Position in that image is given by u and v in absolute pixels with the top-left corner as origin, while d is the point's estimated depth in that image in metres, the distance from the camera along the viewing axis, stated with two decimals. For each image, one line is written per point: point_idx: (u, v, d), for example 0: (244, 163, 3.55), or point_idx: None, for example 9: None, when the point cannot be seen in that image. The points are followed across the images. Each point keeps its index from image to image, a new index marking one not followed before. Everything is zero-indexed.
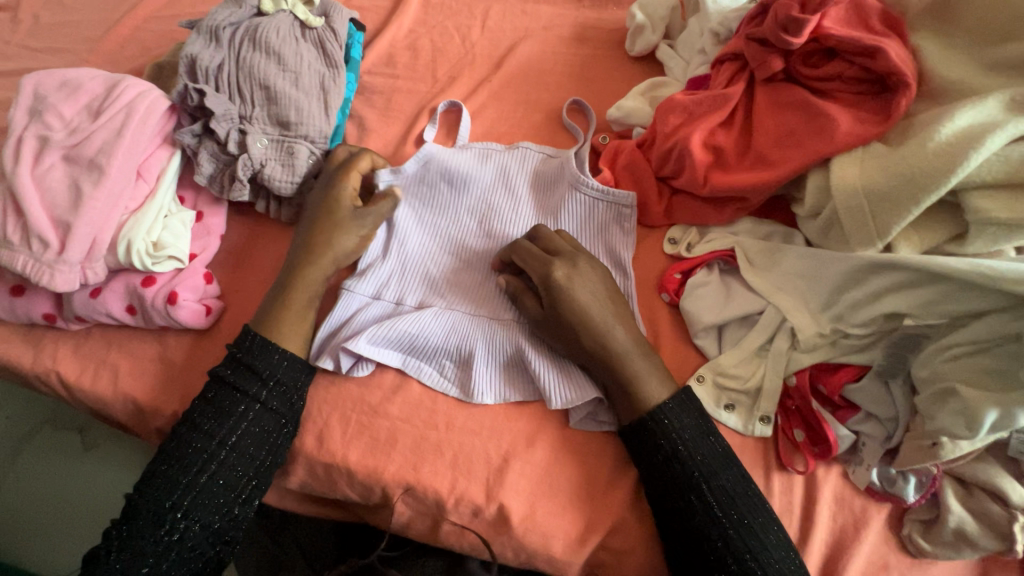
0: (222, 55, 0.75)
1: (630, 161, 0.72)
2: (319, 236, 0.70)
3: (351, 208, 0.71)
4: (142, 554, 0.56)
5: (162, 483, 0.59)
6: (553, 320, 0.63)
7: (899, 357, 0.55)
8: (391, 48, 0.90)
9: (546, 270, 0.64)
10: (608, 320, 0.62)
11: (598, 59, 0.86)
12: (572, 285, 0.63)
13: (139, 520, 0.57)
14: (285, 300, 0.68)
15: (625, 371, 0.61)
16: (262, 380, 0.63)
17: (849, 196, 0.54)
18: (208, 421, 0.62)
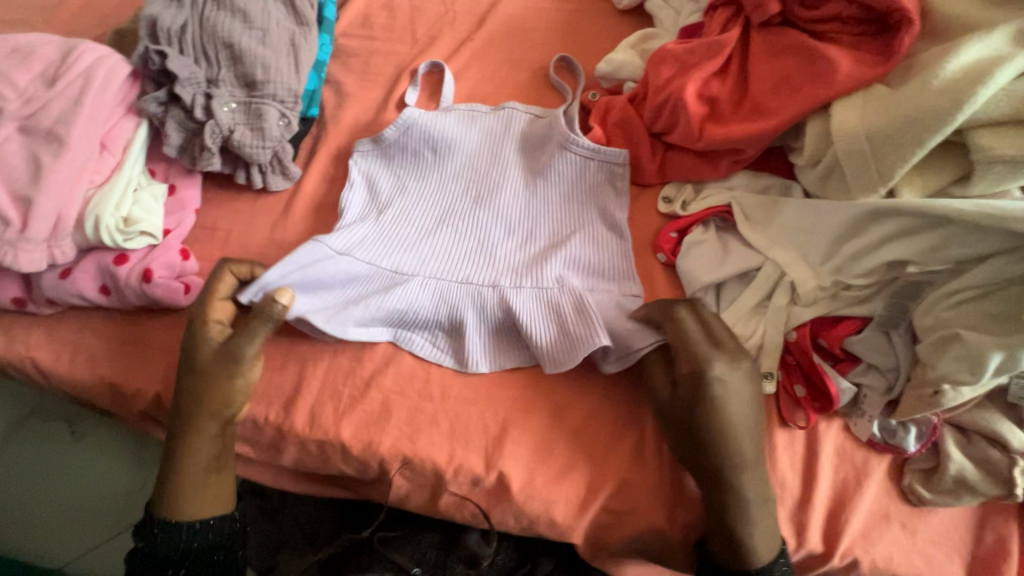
0: (185, 16, 0.70)
1: (622, 118, 0.69)
2: (194, 395, 0.60)
3: (215, 349, 0.61)
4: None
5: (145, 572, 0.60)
6: (680, 413, 0.56)
7: (899, 306, 0.54)
8: (366, 8, 0.86)
9: (698, 361, 0.54)
10: (737, 416, 0.54)
11: (585, 14, 0.82)
12: (722, 393, 0.54)
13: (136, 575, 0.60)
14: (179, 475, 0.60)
15: (727, 422, 0.53)
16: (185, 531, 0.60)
17: (850, 140, 0.52)
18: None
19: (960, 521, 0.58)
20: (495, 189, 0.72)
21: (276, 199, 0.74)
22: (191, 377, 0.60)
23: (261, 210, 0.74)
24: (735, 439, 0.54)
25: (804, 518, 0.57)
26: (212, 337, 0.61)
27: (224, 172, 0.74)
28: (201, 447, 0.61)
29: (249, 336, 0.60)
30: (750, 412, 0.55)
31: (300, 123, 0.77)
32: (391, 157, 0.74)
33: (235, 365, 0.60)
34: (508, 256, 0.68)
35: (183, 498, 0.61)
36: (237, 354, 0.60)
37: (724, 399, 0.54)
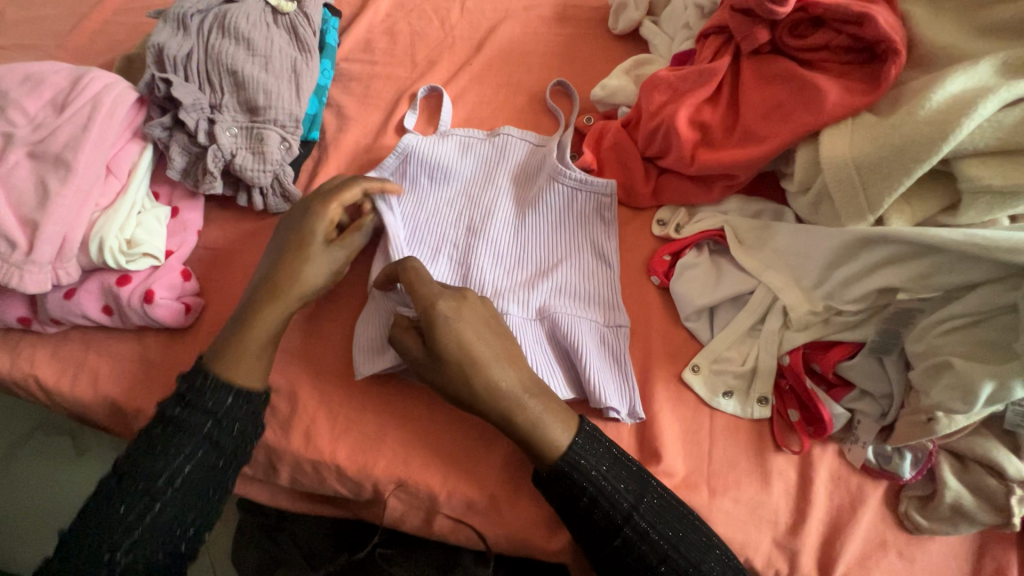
0: (191, 43, 0.72)
1: (615, 142, 0.70)
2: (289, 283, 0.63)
3: (322, 244, 0.65)
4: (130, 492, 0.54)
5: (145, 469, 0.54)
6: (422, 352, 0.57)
7: (892, 332, 0.54)
8: (368, 33, 0.88)
9: (427, 301, 0.57)
10: (472, 339, 0.56)
11: (581, 39, 0.83)
12: (451, 319, 0.57)
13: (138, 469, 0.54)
14: (240, 339, 0.60)
15: (455, 344, 0.55)
16: (210, 418, 0.57)
17: (839, 168, 0.52)
18: (148, 458, 0.55)
19: (958, 550, 0.57)
20: (485, 215, 0.72)
21: (277, 220, 0.75)
22: (295, 262, 0.64)
23: (262, 231, 0.75)
24: (486, 366, 0.56)
25: (797, 545, 0.57)
26: (323, 231, 0.65)
27: (226, 194, 0.76)
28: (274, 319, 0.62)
29: (350, 245, 0.67)
30: (485, 341, 0.57)
31: (301, 146, 0.79)
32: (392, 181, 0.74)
33: (335, 263, 0.66)
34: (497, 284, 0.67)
35: (242, 356, 0.60)
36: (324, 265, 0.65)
37: (454, 328, 0.56)
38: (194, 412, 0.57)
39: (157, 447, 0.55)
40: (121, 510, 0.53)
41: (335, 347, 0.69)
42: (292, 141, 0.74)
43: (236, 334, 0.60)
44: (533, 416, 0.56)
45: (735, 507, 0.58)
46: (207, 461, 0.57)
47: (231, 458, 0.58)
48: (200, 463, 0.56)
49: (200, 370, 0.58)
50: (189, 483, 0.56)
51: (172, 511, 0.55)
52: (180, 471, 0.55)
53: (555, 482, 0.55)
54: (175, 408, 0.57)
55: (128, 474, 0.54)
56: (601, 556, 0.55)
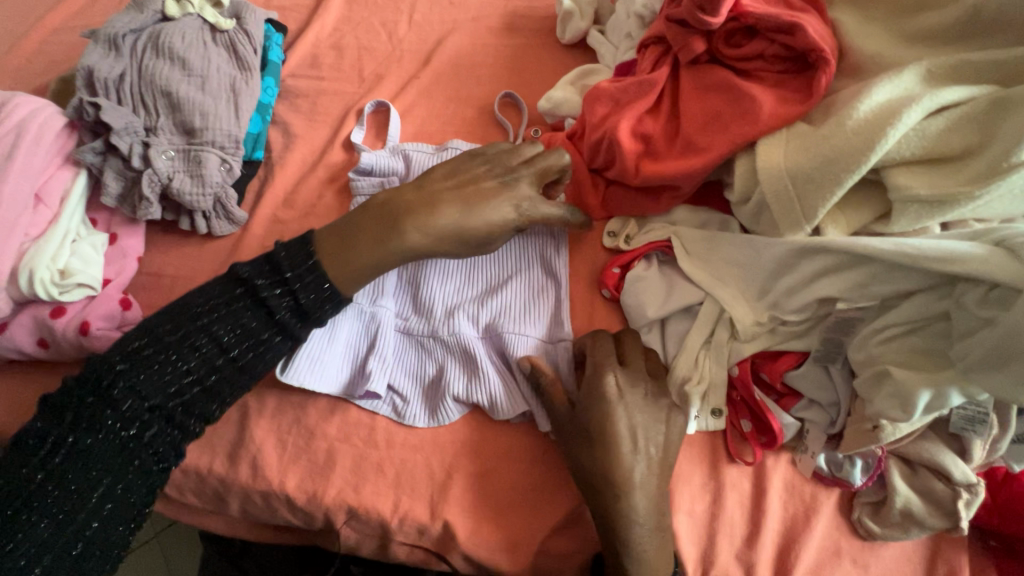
0: (123, 65, 0.70)
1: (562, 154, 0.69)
2: (451, 201, 0.59)
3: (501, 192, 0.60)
4: (174, 374, 0.55)
5: (192, 352, 0.56)
6: (574, 429, 0.57)
7: (834, 342, 0.54)
8: (315, 48, 0.86)
9: (600, 382, 0.57)
10: (625, 420, 0.57)
11: (530, 49, 0.82)
12: (617, 400, 0.57)
13: (194, 343, 0.56)
14: (422, 250, 0.59)
15: (613, 429, 0.56)
16: (246, 335, 0.57)
17: (774, 178, 0.52)
18: (203, 329, 0.56)
19: (913, 555, 0.57)
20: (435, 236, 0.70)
21: (222, 243, 0.73)
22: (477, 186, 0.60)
23: (207, 255, 0.73)
24: (620, 450, 0.56)
25: (750, 556, 0.57)
26: (518, 156, 0.62)
27: (167, 219, 0.73)
28: (418, 241, 0.59)
29: (530, 175, 0.61)
30: (635, 427, 0.57)
31: (246, 166, 0.77)
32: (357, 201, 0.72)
33: (511, 190, 0.60)
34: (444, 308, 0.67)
35: (353, 258, 0.58)
36: (512, 186, 0.60)
37: (611, 413, 0.56)
38: (231, 323, 0.57)
39: (184, 336, 0.56)
40: (130, 405, 0.53)
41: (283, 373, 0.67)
42: (233, 162, 0.72)
43: (360, 234, 0.59)
44: (635, 520, 0.54)
45: (688, 521, 0.58)
46: (266, 350, 0.58)
47: (250, 377, 0.58)
48: (231, 379, 0.57)
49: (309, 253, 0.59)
50: (214, 384, 0.57)
51: (176, 416, 0.55)
52: (202, 382, 0.56)
53: None
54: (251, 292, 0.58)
55: (147, 364, 0.54)
56: None
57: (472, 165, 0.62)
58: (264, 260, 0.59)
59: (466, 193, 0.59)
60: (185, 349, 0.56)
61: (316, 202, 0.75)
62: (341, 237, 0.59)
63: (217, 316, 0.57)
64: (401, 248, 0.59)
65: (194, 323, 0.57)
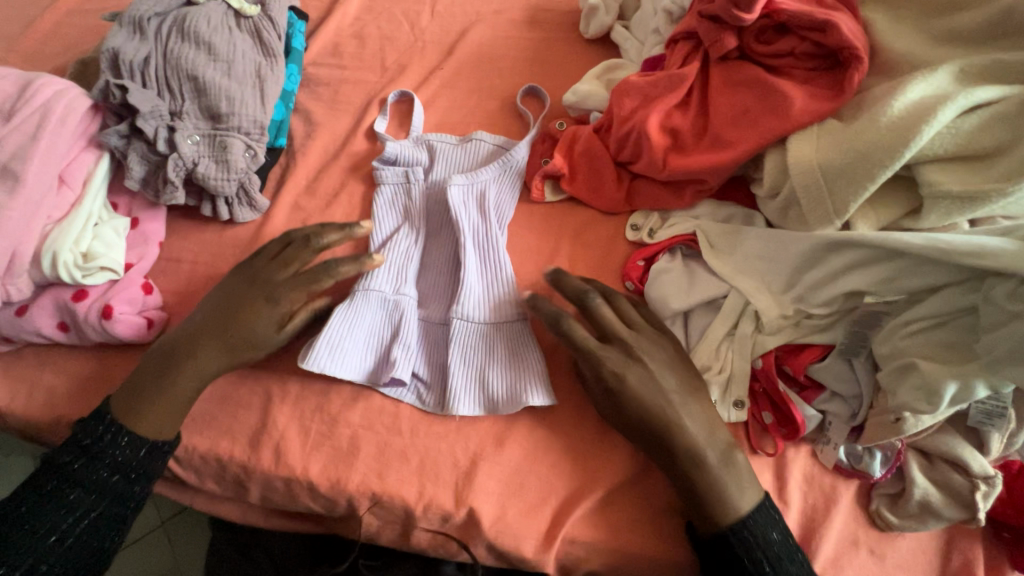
0: (148, 48, 0.69)
1: (588, 147, 0.69)
2: (212, 332, 0.61)
3: (290, 269, 0.64)
4: (44, 524, 0.54)
5: (60, 499, 0.56)
6: (616, 398, 0.57)
7: (860, 335, 0.55)
8: (336, 37, 0.86)
9: (598, 367, 0.58)
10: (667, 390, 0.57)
11: (552, 43, 0.83)
12: (628, 370, 0.58)
13: (57, 487, 0.56)
14: (170, 379, 0.60)
15: (655, 410, 0.56)
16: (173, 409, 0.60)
17: (806, 173, 0.53)
18: (69, 477, 0.56)
19: (930, 545, 0.58)
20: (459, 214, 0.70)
21: (243, 230, 0.73)
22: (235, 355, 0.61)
23: (227, 240, 0.73)
24: (681, 419, 0.56)
25: None
26: (283, 271, 0.64)
27: (189, 204, 0.73)
28: (216, 364, 0.61)
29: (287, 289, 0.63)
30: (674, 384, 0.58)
31: (268, 153, 0.76)
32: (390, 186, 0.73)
33: (274, 304, 0.62)
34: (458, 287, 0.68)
35: (162, 400, 0.59)
36: (275, 298, 0.62)
37: (627, 390, 0.57)
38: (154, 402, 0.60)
39: (110, 429, 0.58)
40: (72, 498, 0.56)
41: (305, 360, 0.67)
42: (258, 148, 0.72)
43: (167, 368, 0.60)
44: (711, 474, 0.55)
45: None
46: (129, 484, 0.59)
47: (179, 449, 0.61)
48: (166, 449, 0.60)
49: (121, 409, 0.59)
50: (91, 526, 0.57)
51: (89, 534, 0.57)
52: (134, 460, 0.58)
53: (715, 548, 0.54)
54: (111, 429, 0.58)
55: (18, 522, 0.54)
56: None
57: (248, 278, 0.64)
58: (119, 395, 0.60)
59: (224, 320, 0.62)
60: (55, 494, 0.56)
61: (338, 191, 0.75)
62: (133, 390, 0.59)
63: (84, 460, 0.57)
64: (208, 369, 0.61)
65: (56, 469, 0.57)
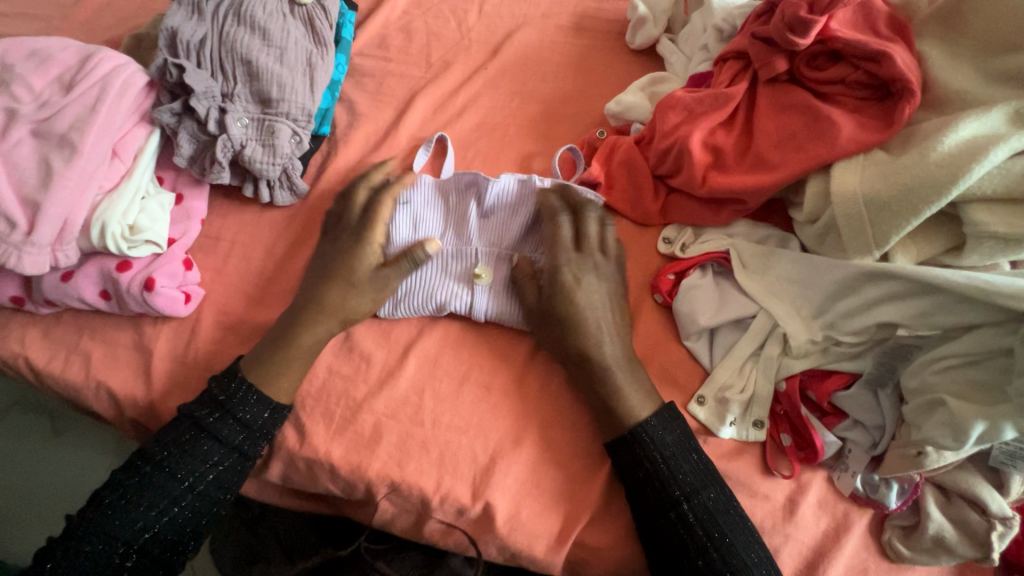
0: (205, 29, 0.71)
1: (627, 158, 0.70)
2: (324, 295, 0.67)
3: (373, 270, 0.68)
4: (159, 492, 0.59)
5: (161, 482, 0.60)
6: (547, 313, 0.65)
7: (888, 366, 0.56)
8: (384, 29, 0.87)
9: (558, 261, 0.66)
10: (581, 304, 0.64)
11: (598, 50, 0.83)
12: (575, 281, 0.65)
13: (168, 467, 0.60)
14: (273, 359, 0.65)
15: (583, 307, 0.64)
16: (243, 431, 0.63)
17: (848, 203, 0.53)
18: (179, 457, 0.61)
19: None
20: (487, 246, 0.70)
21: (281, 214, 0.75)
22: (344, 279, 0.68)
23: (265, 223, 0.75)
24: (617, 372, 0.61)
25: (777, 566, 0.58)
26: (371, 261, 0.69)
27: (232, 184, 0.75)
28: (317, 335, 0.66)
29: (397, 270, 0.68)
30: (604, 307, 0.65)
31: (311, 140, 0.78)
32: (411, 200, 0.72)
33: (380, 291, 0.68)
34: (468, 287, 0.69)
35: (277, 377, 0.64)
36: (385, 284, 0.68)
37: (576, 289, 0.65)
38: (229, 421, 0.62)
39: (185, 445, 0.61)
40: (138, 510, 0.58)
41: (335, 346, 0.69)
42: (303, 134, 0.73)
43: (273, 348, 0.65)
44: (615, 378, 0.61)
45: None
46: (230, 471, 0.63)
47: (250, 468, 0.65)
48: (238, 469, 0.63)
49: (238, 382, 0.64)
50: (193, 504, 0.61)
51: (194, 511, 0.61)
52: (206, 477, 0.61)
53: (651, 495, 0.58)
54: (221, 411, 0.62)
55: (130, 493, 0.59)
56: (648, 528, 0.58)
57: (349, 249, 0.69)
58: (222, 381, 0.64)
59: (331, 276, 0.68)
60: (174, 464, 0.60)
61: None
62: (258, 354, 0.65)
63: (188, 447, 0.61)
64: (316, 337, 0.66)
65: (161, 453, 0.61)
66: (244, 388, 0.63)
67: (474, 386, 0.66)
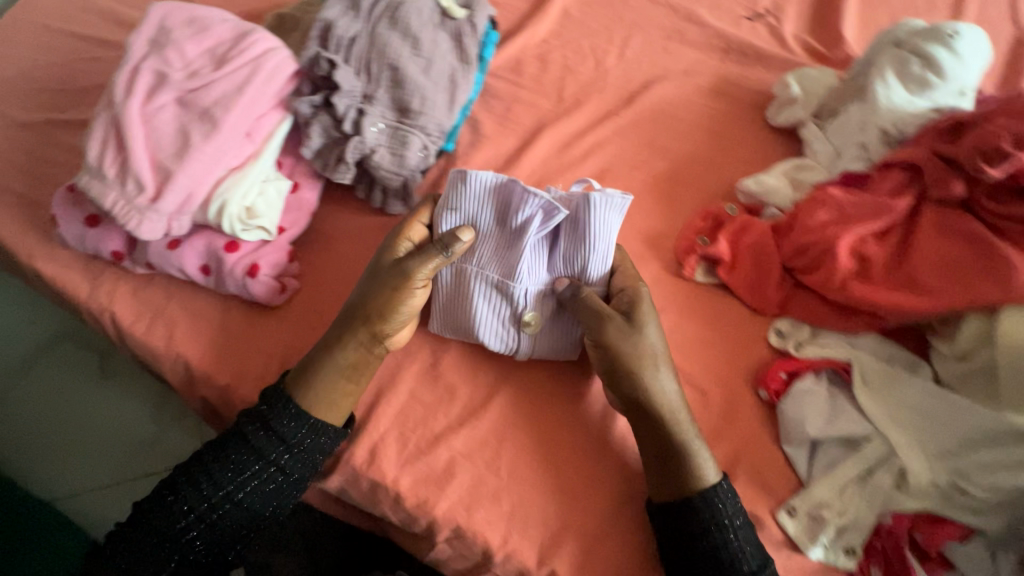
0: (359, 27, 0.70)
1: (757, 242, 0.67)
2: (355, 299, 0.63)
3: (394, 263, 0.64)
4: (197, 496, 0.58)
5: (200, 486, 0.58)
6: (618, 340, 0.59)
7: (1017, 530, 0.54)
8: (521, 54, 0.85)
9: (637, 289, 0.63)
10: (647, 346, 0.60)
11: (737, 118, 0.80)
12: (650, 316, 0.62)
13: (207, 471, 0.58)
14: (314, 373, 0.61)
15: (653, 342, 0.60)
16: (282, 445, 0.59)
17: (1017, 354, 0.52)
18: (219, 464, 0.58)
19: None
20: (526, 272, 0.65)
21: (389, 221, 0.73)
22: (385, 278, 0.63)
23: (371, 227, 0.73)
24: (676, 419, 0.58)
25: None
26: (394, 253, 0.65)
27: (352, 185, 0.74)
28: (351, 345, 0.62)
29: (424, 259, 0.63)
30: (666, 349, 0.62)
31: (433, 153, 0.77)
32: (462, 208, 0.66)
33: (408, 284, 0.62)
34: (516, 332, 0.66)
35: (325, 395, 0.61)
36: (410, 273, 0.62)
37: (652, 323, 0.61)
38: (269, 433, 0.59)
39: (226, 453, 0.59)
40: (178, 510, 0.57)
41: (421, 370, 0.67)
42: (433, 149, 0.71)
43: (313, 358, 0.62)
44: (682, 426, 0.58)
45: None
46: (271, 483, 0.60)
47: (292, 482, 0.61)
48: (286, 480, 0.60)
49: (280, 394, 0.61)
50: (231, 512, 0.59)
51: (233, 519, 0.59)
52: (245, 486, 0.59)
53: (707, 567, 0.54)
54: (260, 422, 0.59)
55: (173, 493, 0.58)
56: None
57: (379, 253, 0.65)
58: (265, 393, 0.61)
59: (365, 279, 0.64)
60: (212, 470, 0.58)
61: None
62: (305, 366, 0.62)
63: (227, 455, 0.59)
64: (348, 338, 0.62)
65: (204, 458, 0.59)
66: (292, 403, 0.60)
67: (555, 443, 0.64)
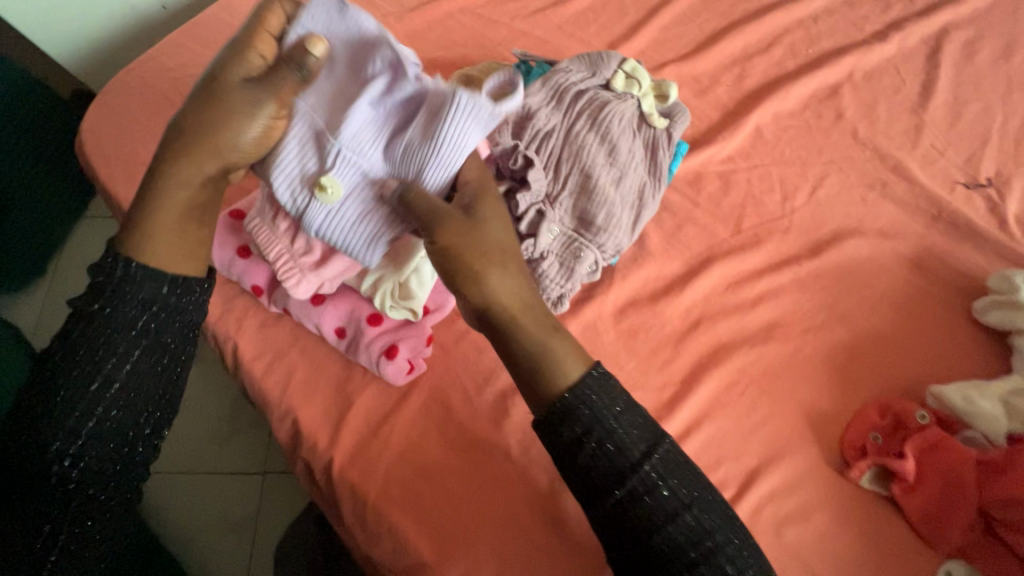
0: (557, 121, 0.66)
1: (956, 471, 0.58)
2: (193, 124, 0.47)
3: (238, 86, 0.47)
4: (68, 413, 0.45)
5: (65, 402, 0.46)
6: (505, 289, 0.47)
7: None
8: (703, 168, 0.79)
9: (479, 193, 0.50)
10: (489, 242, 0.48)
11: (936, 300, 0.71)
12: (498, 233, 0.48)
13: (70, 385, 0.45)
14: (147, 214, 0.47)
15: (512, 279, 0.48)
16: (86, 317, 0.47)
17: None
18: (75, 372, 0.46)
19: None
20: (351, 135, 0.52)
21: None
22: (215, 88, 0.46)
23: None
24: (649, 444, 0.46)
25: None
26: (244, 70, 0.47)
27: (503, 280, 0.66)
28: (183, 189, 0.48)
29: None
30: (512, 267, 0.49)
31: None
32: (331, 34, 0.52)
33: (252, 117, 0.47)
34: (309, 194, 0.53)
35: (156, 239, 0.47)
36: (257, 108, 0.47)
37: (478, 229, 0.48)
38: (104, 320, 0.46)
39: (73, 356, 0.46)
40: (47, 436, 0.45)
41: (531, 500, 0.63)
42: (601, 265, 0.67)
43: (148, 194, 0.47)
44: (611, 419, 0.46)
45: None
46: (133, 380, 0.48)
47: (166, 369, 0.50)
48: (137, 366, 0.48)
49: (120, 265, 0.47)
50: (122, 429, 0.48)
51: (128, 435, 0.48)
52: (115, 378, 0.47)
53: None
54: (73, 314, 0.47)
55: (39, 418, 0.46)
56: None
57: (223, 60, 0.48)
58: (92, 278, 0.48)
59: (197, 92, 0.47)
60: (75, 379, 0.46)
61: (640, 337, 0.69)
62: (147, 211, 0.47)
63: (84, 358, 0.46)
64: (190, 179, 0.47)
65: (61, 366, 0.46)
66: (125, 264, 0.46)
67: None
